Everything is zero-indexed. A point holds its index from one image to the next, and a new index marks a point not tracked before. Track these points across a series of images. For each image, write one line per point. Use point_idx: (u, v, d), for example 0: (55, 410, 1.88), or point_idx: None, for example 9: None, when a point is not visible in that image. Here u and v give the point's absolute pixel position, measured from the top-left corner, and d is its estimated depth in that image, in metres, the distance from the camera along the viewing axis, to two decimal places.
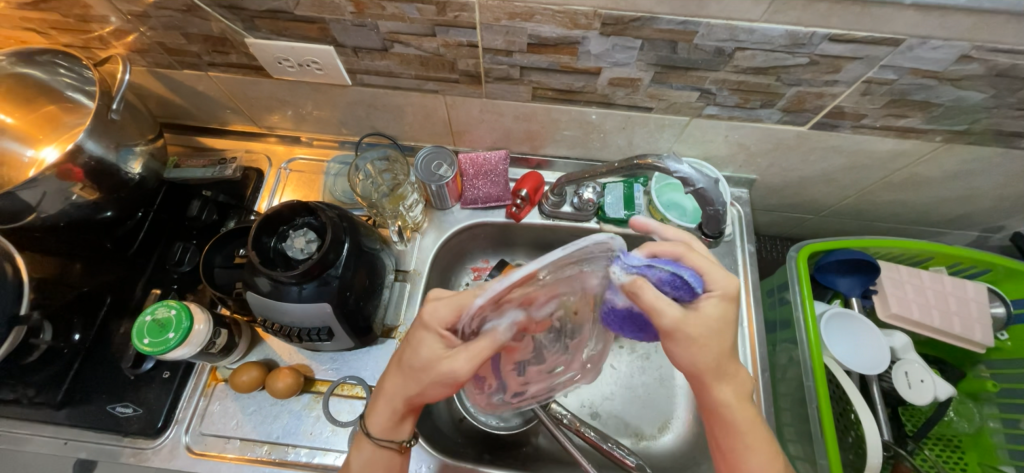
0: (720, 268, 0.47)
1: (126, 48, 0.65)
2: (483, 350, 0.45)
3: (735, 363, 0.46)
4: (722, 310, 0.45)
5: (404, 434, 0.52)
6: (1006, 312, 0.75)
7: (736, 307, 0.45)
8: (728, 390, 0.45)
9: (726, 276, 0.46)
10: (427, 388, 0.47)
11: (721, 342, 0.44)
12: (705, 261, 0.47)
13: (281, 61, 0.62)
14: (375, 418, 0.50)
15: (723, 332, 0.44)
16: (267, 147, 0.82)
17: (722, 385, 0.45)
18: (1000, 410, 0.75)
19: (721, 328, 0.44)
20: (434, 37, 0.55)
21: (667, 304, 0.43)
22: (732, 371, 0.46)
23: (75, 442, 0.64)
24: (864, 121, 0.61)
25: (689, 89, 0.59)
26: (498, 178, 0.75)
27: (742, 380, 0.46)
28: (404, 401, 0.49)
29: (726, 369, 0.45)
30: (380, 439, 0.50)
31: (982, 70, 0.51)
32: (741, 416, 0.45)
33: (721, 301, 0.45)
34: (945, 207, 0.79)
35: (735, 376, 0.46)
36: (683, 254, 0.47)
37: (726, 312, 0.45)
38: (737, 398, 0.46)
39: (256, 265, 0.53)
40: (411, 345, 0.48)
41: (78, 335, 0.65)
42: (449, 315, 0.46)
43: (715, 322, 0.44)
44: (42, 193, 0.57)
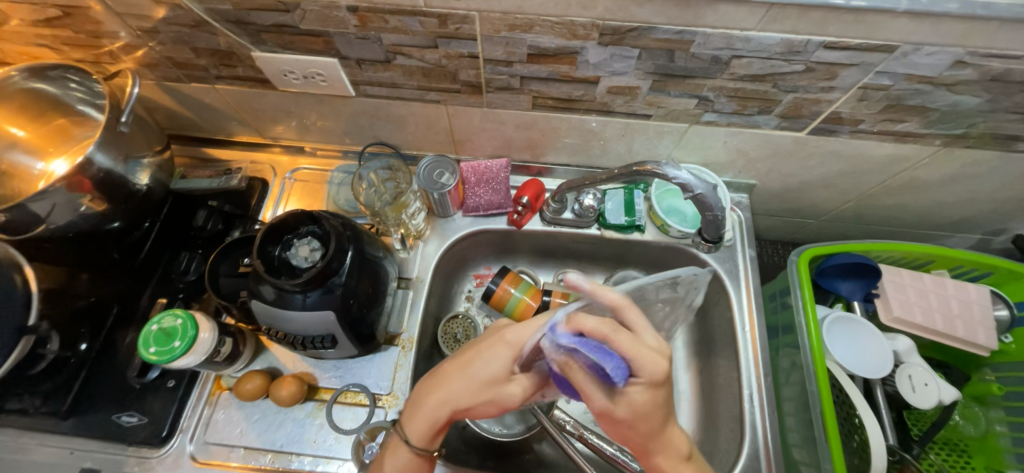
0: (652, 346, 0.43)
1: (135, 62, 0.66)
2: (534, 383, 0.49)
3: (669, 432, 0.45)
4: (649, 398, 0.42)
5: (437, 445, 0.52)
6: (1009, 315, 0.75)
7: (664, 392, 0.43)
8: (661, 457, 0.46)
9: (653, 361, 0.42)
10: (482, 404, 0.49)
11: (653, 424, 0.44)
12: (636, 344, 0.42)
13: (287, 73, 0.63)
14: (416, 426, 0.50)
15: (655, 416, 0.43)
16: (271, 157, 0.83)
17: (655, 454, 0.46)
18: (1007, 414, 0.74)
19: (656, 407, 0.43)
20: (435, 48, 0.56)
21: (593, 392, 0.44)
22: (665, 439, 0.45)
23: (80, 451, 0.64)
24: (862, 126, 0.61)
25: (686, 96, 0.59)
26: (500, 185, 0.75)
27: (676, 444, 0.46)
28: (450, 411, 0.49)
29: (657, 443, 0.45)
30: (415, 447, 0.50)
31: (976, 75, 0.51)
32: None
33: (648, 388, 0.42)
34: (945, 210, 0.79)
35: (671, 443, 0.45)
36: (610, 336, 0.42)
37: (658, 394, 0.43)
38: (672, 463, 0.46)
39: (261, 273, 0.54)
40: (479, 358, 0.50)
41: (84, 344, 0.66)
42: (514, 355, 0.49)
43: (647, 407, 0.43)
44: (52, 204, 0.58)
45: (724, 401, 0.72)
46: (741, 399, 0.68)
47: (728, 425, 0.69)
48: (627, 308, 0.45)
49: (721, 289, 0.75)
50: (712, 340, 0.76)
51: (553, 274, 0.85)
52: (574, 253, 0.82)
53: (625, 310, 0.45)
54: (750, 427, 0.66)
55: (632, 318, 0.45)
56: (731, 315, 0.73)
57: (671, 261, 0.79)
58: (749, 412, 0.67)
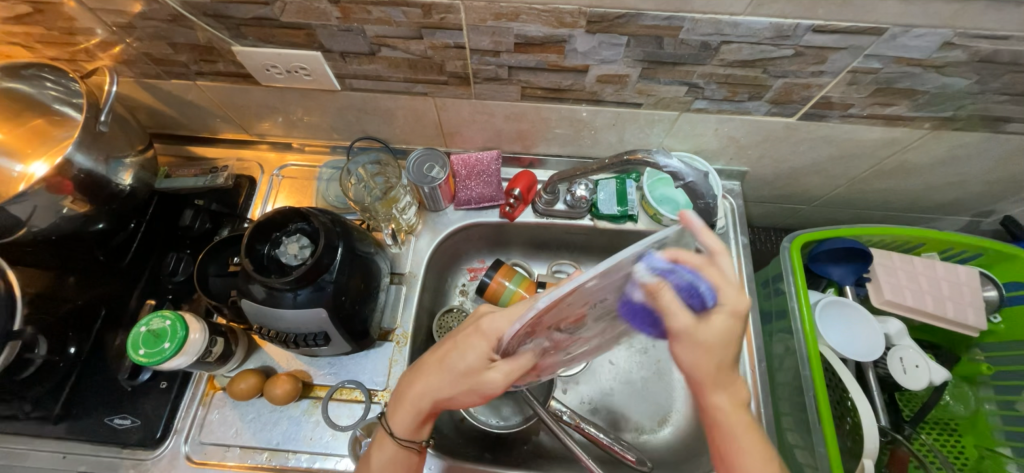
0: (733, 282, 0.44)
1: (112, 60, 0.65)
2: (514, 370, 0.47)
3: (733, 373, 0.47)
4: (728, 327, 0.45)
5: (424, 435, 0.54)
6: (999, 295, 0.75)
7: (743, 324, 0.45)
8: (723, 397, 0.47)
9: (739, 296, 0.44)
10: (461, 393, 0.49)
11: (726, 356, 0.45)
12: (729, 280, 0.44)
13: (269, 68, 0.61)
14: (401, 418, 0.51)
15: (729, 348, 0.45)
16: (258, 154, 0.82)
17: (719, 391, 0.47)
18: (996, 392, 0.76)
19: (727, 342, 0.45)
20: (420, 39, 0.55)
21: (679, 313, 0.44)
22: (730, 380, 0.47)
23: (72, 455, 0.64)
24: (852, 110, 0.61)
25: (676, 84, 0.59)
26: (491, 177, 0.75)
27: (738, 387, 0.48)
28: (432, 403, 0.51)
29: (724, 380, 0.46)
30: (402, 439, 0.52)
31: (965, 56, 0.51)
32: (733, 423, 0.46)
33: (730, 316, 0.45)
34: (935, 193, 0.79)
35: (730, 388, 0.47)
36: (704, 266, 0.43)
37: (736, 323, 0.45)
38: (732, 405, 0.47)
39: (250, 272, 0.53)
40: (455, 351, 0.50)
41: (73, 348, 0.65)
42: (494, 339, 0.47)
43: (722, 337, 0.45)
44: (33, 207, 0.57)
45: None
46: None
47: None
48: (721, 254, 0.43)
49: None
50: None
51: (547, 266, 0.84)
52: (568, 244, 0.82)
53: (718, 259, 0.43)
54: None
55: (723, 262, 0.43)
56: None
57: None
58: (744, 398, 0.67)
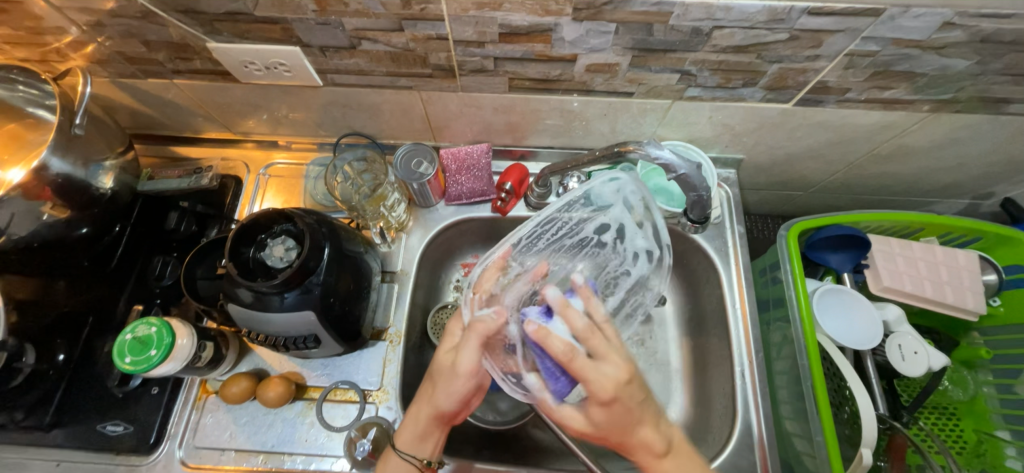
0: (604, 373, 0.42)
1: (85, 59, 0.63)
2: (477, 337, 0.49)
3: (639, 429, 0.46)
4: (603, 415, 0.44)
5: (427, 451, 0.52)
6: (998, 279, 0.75)
7: (619, 407, 0.43)
8: (648, 438, 0.46)
9: (599, 383, 0.42)
10: (442, 389, 0.50)
11: (629, 419, 0.45)
12: (590, 369, 0.42)
13: (247, 64, 0.59)
14: (402, 433, 0.52)
15: (624, 419, 0.44)
16: (243, 153, 0.80)
17: (638, 443, 0.47)
18: (995, 376, 0.75)
19: (613, 417, 0.44)
20: (402, 31, 0.53)
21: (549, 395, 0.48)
22: (636, 438, 0.46)
23: (67, 463, 0.63)
24: (849, 94, 0.59)
25: (668, 72, 0.57)
26: (481, 172, 0.73)
27: (653, 437, 0.47)
28: (426, 410, 0.51)
29: (633, 434, 0.46)
30: (404, 454, 0.51)
31: (966, 36, 0.49)
32: (656, 471, 0.47)
33: (601, 407, 0.44)
34: (934, 177, 0.78)
35: (642, 440, 0.46)
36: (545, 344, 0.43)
37: (614, 408, 0.44)
38: (655, 454, 0.47)
39: (235, 276, 0.52)
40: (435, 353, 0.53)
41: (62, 355, 0.64)
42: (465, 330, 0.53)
43: (603, 416, 0.44)
44: (11, 214, 0.56)
45: (716, 378, 0.72)
46: (734, 376, 0.68)
47: (721, 402, 0.69)
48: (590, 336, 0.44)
49: (710, 267, 0.74)
50: (704, 317, 0.76)
51: None
52: None
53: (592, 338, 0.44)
54: (742, 403, 0.66)
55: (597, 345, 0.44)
56: (721, 293, 0.72)
57: None
58: (742, 388, 0.67)
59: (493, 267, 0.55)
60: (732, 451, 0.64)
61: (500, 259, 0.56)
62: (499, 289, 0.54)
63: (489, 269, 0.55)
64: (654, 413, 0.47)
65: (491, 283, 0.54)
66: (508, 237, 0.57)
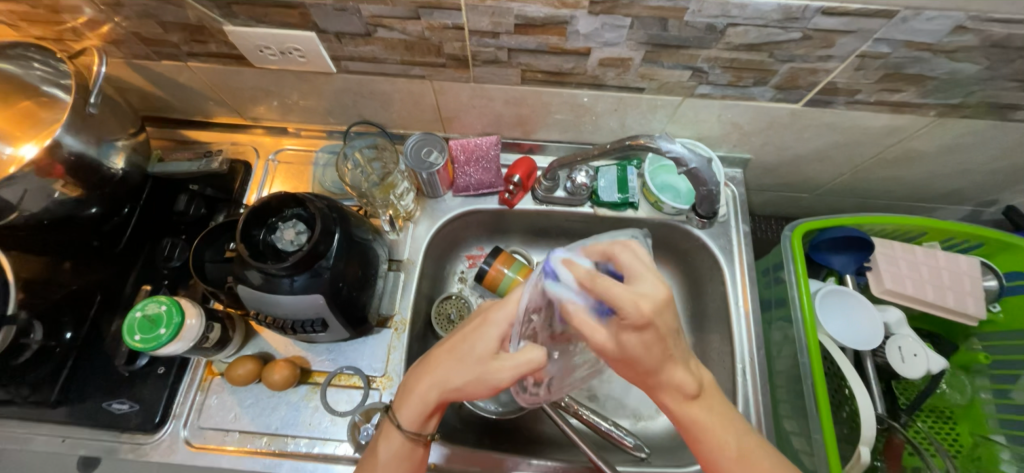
0: (642, 292, 0.38)
1: (100, 39, 0.63)
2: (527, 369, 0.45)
3: (672, 363, 0.42)
4: (641, 338, 0.39)
5: (431, 428, 0.52)
6: (999, 285, 0.75)
7: (664, 323, 0.39)
8: (681, 375, 0.42)
9: (637, 297, 0.38)
10: (472, 381, 0.47)
11: (665, 348, 0.40)
12: (620, 285, 0.38)
13: (262, 49, 0.60)
14: (407, 410, 0.50)
15: (662, 344, 0.40)
16: (253, 138, 0.80)
17: (667, 377, 0.42)
18: (992, 381, 0.76)
19: (647, 348, 0.40)
20: (418, 20, 0.53)
21: (587, 325, 0.41)
22: (666, 378, 0.42)
23: (72, 439, 0.64)
24: (858, 96, 0.60)
25: (680, 68, 0.57)
26: (490, 164, 0.74)
27: (683, 381, 0.43)
28: (440, 393, 0.49)
29: (666, 363, 0.41)
30: (408, 432, 0.50)
31: (976, 41, 0.50)
32: (684, 415, 0.44)
33: (636, 330, 0.39)
34: (939, 182, 0.79)
35: (673, 381, 0.43)
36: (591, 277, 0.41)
37: (648, 335, 0.39)
38: (680, 396, 0.44)
39: (246, 257, 0.53)
40: (469, 341, 0.49)
41: (69, 333, 0.65)
42: (510, 327, 0.48)
43: (639, 347, 0.40)
44: (23, 190, 0.56)
45: (717, 375, 0.72)
46: (734, 373, 0.69)
47: (721, 398, 0.70)
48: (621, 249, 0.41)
49: (714, 265, 0.75)
50: (706, 314, 0.76)
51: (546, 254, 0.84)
52: (566, 232, 0.81)
53: (618, 253, 0.41)
54: (742, 400, 0.67)
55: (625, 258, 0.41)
56: (724, 291, 0.73)
57: (664, 237, 0.78)
58: (741, 385, 0.68)
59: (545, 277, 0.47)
60: None
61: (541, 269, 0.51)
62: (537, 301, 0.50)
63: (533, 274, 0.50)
64: (687, 356, 0.43)
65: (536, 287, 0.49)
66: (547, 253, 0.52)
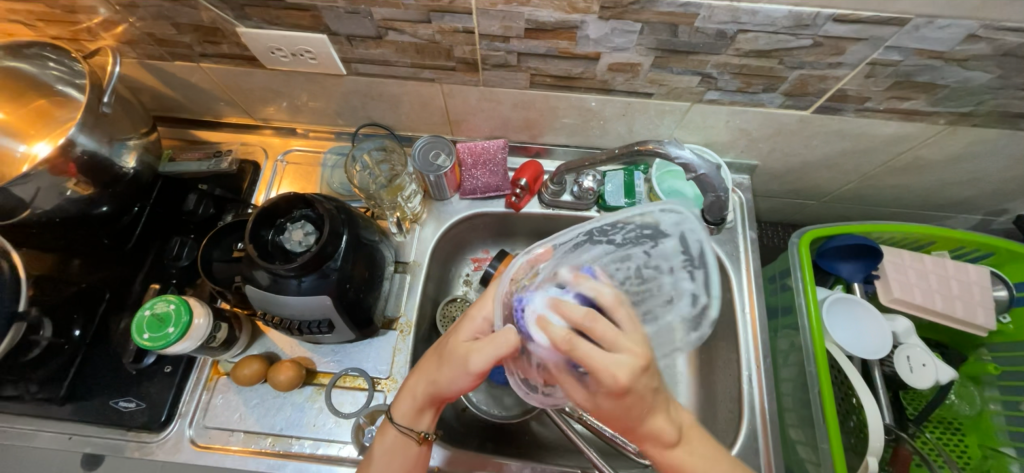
0: (619, 360, 0.38)
1: (115, 39, 0.64)
2: (496, 350, 0.44)
3: (652, 413, 0.42)
4: (614, 404, 0.40)
5: (426, 426, 0.52)
6: (1008, 295, 0.74)
7: (643, 382, 0.39)
8: (661, 420, 0.42)
9: (614, 369, 0.38)
10: (451, 371, 0.47)
11: (643, 400, 0.40)
12: (598, 352, 0.38)
13: (274, 51, 0.60)
14: (400, 403, 0.51)
15: (637, 405, 0.40)
16: (262, 139, 0.81)
17: (649, 425, 0.42)
18: (1001, 393, 0.75)
19: (625, 410, 0.41)
20: (428, 23, 0.54)
21: (598, 370, 0.39)
22: (648, 429, 0.42)
23: (79, 436, 0.64)
24: (868, 104, 0.60)
25: (689, 74, 0.57)
26: (497, 167, 0.74)
27: (664, 429, 0.43)
28: (426, 387, 0.50)
29: (642, 418, 0.42)
30: (401, 425, 0.51)
31: (989, 49, 0.50)
32: (665, 461, 0.44)
33: (613, 397, 0.40)
34: (948, 191, 0.78)
35: (653, 430, 0.43)
36: (571, 340, 0.39)
37: (626, 400, 0.40)
38: (659, 446, 0.44)
39: (254, 258, 0.53)
40: (449, 339, 0.50)
41: (78, 330, 0.65)
42: (485, 322, 0.50)
43: (614, 409, 0.41)
44: (36, 188, 0.57)
45: (723, 382, 0.72)
46: (740, 381, 0.68)
47: (726, 405, 0.70)
48: (613, 306, 0.42)
49: (720, 272, 0.74)
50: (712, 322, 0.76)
51: None
52: None
53: (595, 321, 0.39)
54: (748, 407, 0.67)
55: (603, 325, 0.39)
56: (731, 298, 0.72)
57: None
58: (748, 392, 0.67)
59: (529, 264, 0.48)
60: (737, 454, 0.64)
61: (536, 258, 0.48)
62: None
63: (522, 266, 0.48)
64: (667, 402, 0.43)
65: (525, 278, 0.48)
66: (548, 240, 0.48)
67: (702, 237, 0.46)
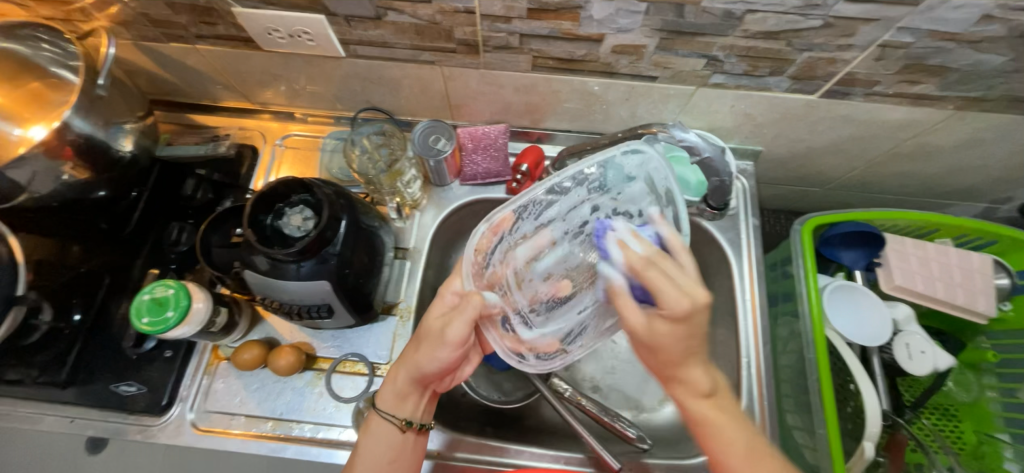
0: (682, 287, 0.44)
1: (108, 20, 0.63)
2: (471, 312, 0.51)
3: (693, 362, 0.47)
4: (671, 329, 0.44)
5: (410, 412, 0.54)
6: (1010, 283, 0.74)
7: (691, 327, 0.44)
8: (698, 371, 0.47)
9: (683, 295, 0.43)
10: (427, 349, 0.52)
11: (698, 331, 0.45)
12: (670, 285, 0.44)
13: (271, 31, 0.59)
14: (383, 391, 0.54)
15: (690, 341, 0.45)
16: (260, 123, 0.80)
17: (681, 376, 0.47)
18: (1000, 380, 0.75)
19: (679, 341, 0.45)
20: (429, 3, 0.53)
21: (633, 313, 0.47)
22: (688, 373, 0.47)
23: (81, 420, 0.64)
24: (877, 88, 0.59)
25: (695, 56, 0.56)
26: (497, 152, 0.73)
27: (698, 380, 0.47)
28: (405, 370, 0.53)
29: (691, 356, 0.46)
30: (385, 413, 0.53)
31: (1003, 31, 0.48)
32: (696, 411, 0.48)
33: (673, 323, 0.44)
34: (954, 178, 0.77)
35: (689, 379, 0.47)
36: (637, 268, 0.46)
37: (680, 329, 0.44)
38: (692, 396, 0.47)
39: (253, 242, 0.52)
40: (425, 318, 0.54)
41: (78, 315, 0.65)
42: (455, 295, 0.54)
43: (668, 335, 0.45)
44: (32, 172, 0.56)
45: (722, 369, 0.72)
46: (740, 367, 0.68)
47: None
48: (677, 249, 0.47)
49: (722, 258, 0.74)
50: (713, 309, 0.76)
51: None
52: None
53: (660, 260, 0.46)
54: (747, 393, 0.67)
55: (666, 268, 0.45)
56: (732, 285, 0.72)
57: None
58: (746, 378, 0.67)
59: (492, 234, 0.53)
60: None
61: (497, 224, 0.53)
62: (498, 254, 0.55)
63: (485, 234, 0.53)
64: (706, 358, 0.48)
65: (488, 245, 0.54)
66: (505, 206, 0.52)
67: (666, 177, 0.52)
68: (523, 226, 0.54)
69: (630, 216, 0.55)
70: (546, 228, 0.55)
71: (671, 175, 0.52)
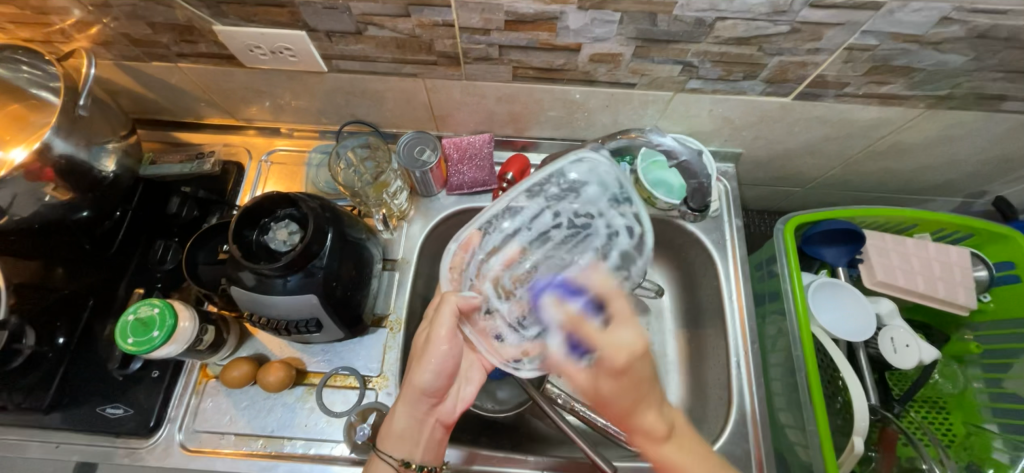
0: (621, 339, 0.47)
1: (89, 41, 0.63)
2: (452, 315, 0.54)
3: (644, 404, 0.47)
4: (615, 384, 0.46)
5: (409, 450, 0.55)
6: (988, 275, 0.76)
7: (644, 364, 0.47)
8: (652, 414, 0.47)
9: (615, 348, 0.47)
10: (419, 374, 0.55)
11: (644, 377, 0.47)
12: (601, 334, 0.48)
13: (253, 48, 0.60)
14: (383, 426, 0.56)
15: (642, 387, 0.46)
16: (246, 139, 0.80)
17: (639, 419, 0.47)
18: (984, 371, 0.77)
19: (622, 393, 0.47)
20: (408, 17, 0.54)
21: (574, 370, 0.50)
22: (641, 419, 0.47)
23: (66, 445, 0.63)
24: (847, 89, 0.60)
25: (671, 63, 0.58)
26: (484, 162, 0.74)
27: (655, 424, 0.47)
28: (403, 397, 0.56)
29: (642, 401, 0.47)
30: (385, 451, 0.54)
31: (962, 32, 0.50)
32: (657, 457, 0.47)
33: (614, 374, 0.46)
34: (929, 174, 0.79)
35: (644, 423, 0.47)
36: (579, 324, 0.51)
37: (624, 380, 0.46)
38: (649, 437, 0.47)
39: (238, 259, 0.52)
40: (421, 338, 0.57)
41: (61, 338, 0.64)
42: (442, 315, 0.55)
43: (613, 390, 0.47)
44: (13, 194, 0.56)
45: (712, 369, 0.72)
46: (729, 367, 0.69)
47: (715, 391, 0.71)
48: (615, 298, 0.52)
49: (707, 259, 0.75)
50: (701, 310, 0.77)
51: None
52: None
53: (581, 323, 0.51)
54: (738, 393, 0.67)
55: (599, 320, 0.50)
56: (718, 286, 0.73)
57: (657, 233, 0.79)
58: (736, 378, 0.68)
59: (461, 251, 0.57)
60: (728, 438, 0.65)
61: (465, 242, 0.57)
62: (472, 269, 0.58)
63: (455, 252, 0.57)
64: (659, 398, 0.48)
65: (462, 262, 0.58)
66: (471, 225, 0.57)
67: (609, 168, 0.57)
68: (490, 239, 0.58)
69: (592, 216, 0.57)
70: (513, 237, 0.58)
71: (620, 170, 0.57)
